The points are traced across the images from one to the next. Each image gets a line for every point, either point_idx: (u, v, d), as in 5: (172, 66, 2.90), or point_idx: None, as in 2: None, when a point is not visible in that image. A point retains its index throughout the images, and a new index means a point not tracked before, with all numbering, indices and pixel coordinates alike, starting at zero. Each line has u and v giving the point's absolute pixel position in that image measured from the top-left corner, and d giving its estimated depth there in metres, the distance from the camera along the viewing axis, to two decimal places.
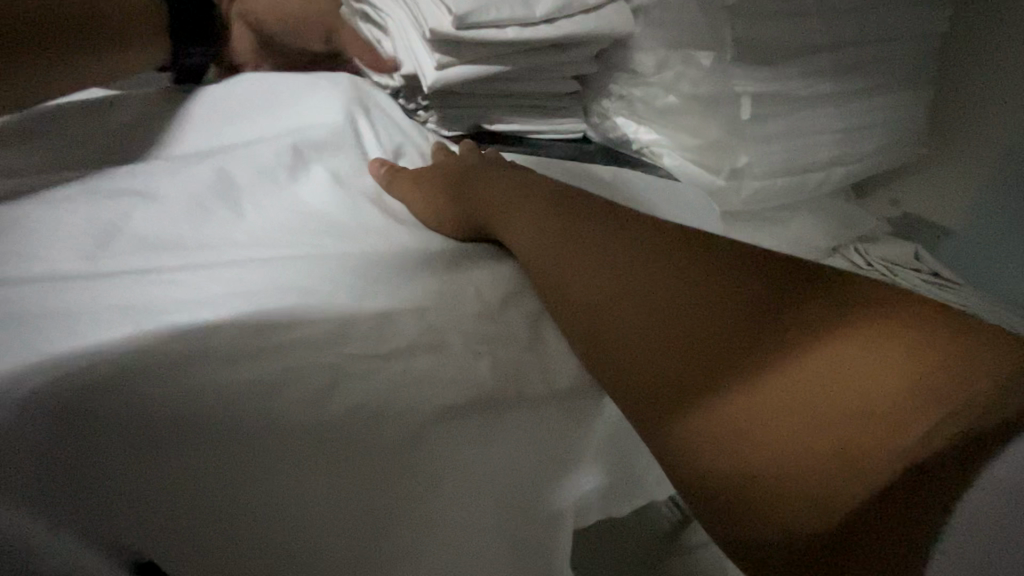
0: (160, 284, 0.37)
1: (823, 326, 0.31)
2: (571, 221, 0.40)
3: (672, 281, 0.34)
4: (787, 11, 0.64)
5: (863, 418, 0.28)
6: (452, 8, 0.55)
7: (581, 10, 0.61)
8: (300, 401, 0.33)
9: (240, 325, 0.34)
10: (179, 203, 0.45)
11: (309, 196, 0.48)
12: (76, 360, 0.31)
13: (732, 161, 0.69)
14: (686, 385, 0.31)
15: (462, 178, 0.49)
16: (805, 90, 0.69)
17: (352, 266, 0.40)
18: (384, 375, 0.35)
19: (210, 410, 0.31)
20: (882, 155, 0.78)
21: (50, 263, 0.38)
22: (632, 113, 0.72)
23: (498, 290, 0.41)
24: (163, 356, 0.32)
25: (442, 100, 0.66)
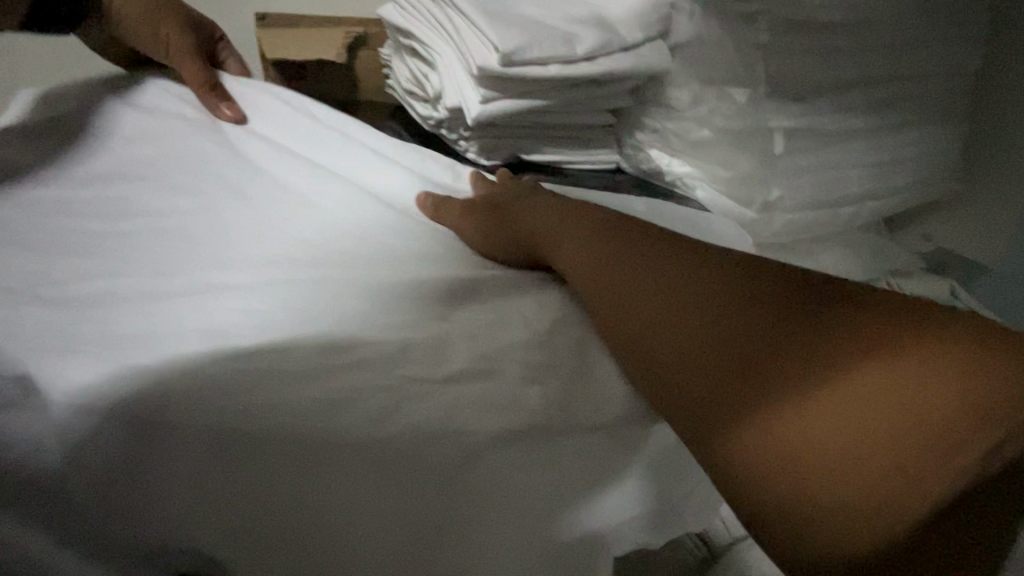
0: (231, 305, 0.40)
1: (866, 339, 0.32)
2: (611, 245, 0.42)
3: (712, 300, 0.36)
4: (822, 49, 0.65)
5: (914, 428, 0.28)
6: (498, 47, 0.58)
7: (619, 48, 0.63)
8: (364, 418, 0.34)
9: (308, 345, 0.36)
10: (246, 228, 0.48)
11: (363, 216, 0.51)
12: (165, 373, 0.34)
13: (765, 195, 0.71)
14: (731, 400, 0.33)
15: (505, 204, 0.51)
16: (836, 126, 0.70)
17: (405, 290, 0.42)
18: (441, 398, 0.36)
19: (279, 424, 0.33)
20: (912, 190, 0.78)
21: (112, 286, 0.41)
22: (667, 146, 0.73)
23: (544, 318, 0.42)
24: (235, 372, 0.34)
25: (483, 130, 0.69)
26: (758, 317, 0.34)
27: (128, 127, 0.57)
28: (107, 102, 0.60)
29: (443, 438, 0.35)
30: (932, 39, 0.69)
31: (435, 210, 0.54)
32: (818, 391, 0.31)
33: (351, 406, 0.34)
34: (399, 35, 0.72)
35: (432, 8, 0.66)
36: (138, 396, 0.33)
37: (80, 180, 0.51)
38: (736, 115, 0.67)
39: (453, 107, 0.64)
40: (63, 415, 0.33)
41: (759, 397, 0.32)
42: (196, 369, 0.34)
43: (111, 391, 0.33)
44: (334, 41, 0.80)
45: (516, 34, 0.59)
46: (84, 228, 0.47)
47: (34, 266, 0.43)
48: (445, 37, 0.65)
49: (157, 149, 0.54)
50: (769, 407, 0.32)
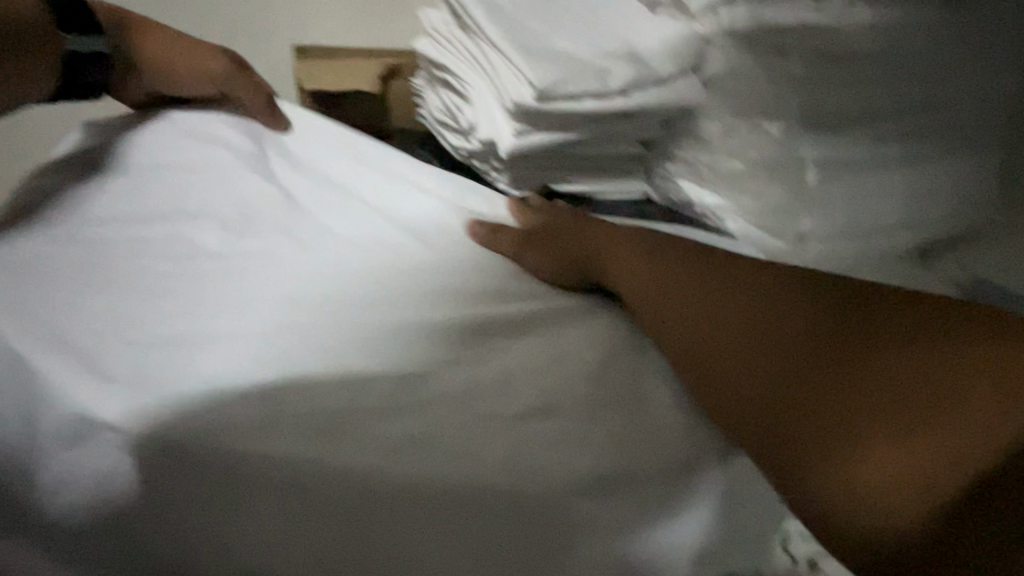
0: (299, 346, 0.43)
1: (895, 343, 0.38)
2: (671, 268, 0.49)
3: (761, 316, 0.43)
4: (857, 82, 0.65)
5: (940, 414, 0.34)
6: (536, 83, 0.58)
7: (653, 82, 0.63)
8: (444, 457, 0.40)
9: (387, 386, 0.42)
10: (293, 267, 0.50)
11: (416, 251, 0.54)
12: (243, 422, 0.39)
13: (796, 226, 0.70)
14: (780, 398, 0.39)
15: (562, 230, 0.57)
16: (867, 155, 0.71)
17: (465, 331, 0.47)
18: (512, 439, 0.41)
19: (368, 464, 0.39)
20: (949, 221, 0.77)
21: (159, 323, 0.45)
22: (697, 177, 0.73)
23: (597, 351, 0.47)
24: (327, 411, 0.40)
25: (515, 162, 0.69)
26: (808, 329, 0.41)
27: (164, 152, 0.60)
28: (135, 140, 0.61)
29: (517, 477, 0.39)
30: (971, 66, 0.69)
31: (494, 233, 0.58)
32: (868, 387, 0.36)
33: (432, 447, 0.40)
34: (433, 68, 0.73)
35: (468, 44, 0.67)
36: (232, 428, 0.39)
37: (120, 207, 0.54)
38: (770, 147, 0.67)
39: (487, 140, 0.65)
40: (154, 438, 0.39)
41: (817, 397, 0.38)
42: (292, 405, 0.40)
43: (210, 423, 0.39)
44: (367, 73, 0.82)
45: (551, 69, 0.59)
46: (129, 268, 0.49)
47: (85, 297, 0.46)
48: (480, 72, 0.66)
49: (194, 176, 0.57)
50: (826, 404, 0.37)
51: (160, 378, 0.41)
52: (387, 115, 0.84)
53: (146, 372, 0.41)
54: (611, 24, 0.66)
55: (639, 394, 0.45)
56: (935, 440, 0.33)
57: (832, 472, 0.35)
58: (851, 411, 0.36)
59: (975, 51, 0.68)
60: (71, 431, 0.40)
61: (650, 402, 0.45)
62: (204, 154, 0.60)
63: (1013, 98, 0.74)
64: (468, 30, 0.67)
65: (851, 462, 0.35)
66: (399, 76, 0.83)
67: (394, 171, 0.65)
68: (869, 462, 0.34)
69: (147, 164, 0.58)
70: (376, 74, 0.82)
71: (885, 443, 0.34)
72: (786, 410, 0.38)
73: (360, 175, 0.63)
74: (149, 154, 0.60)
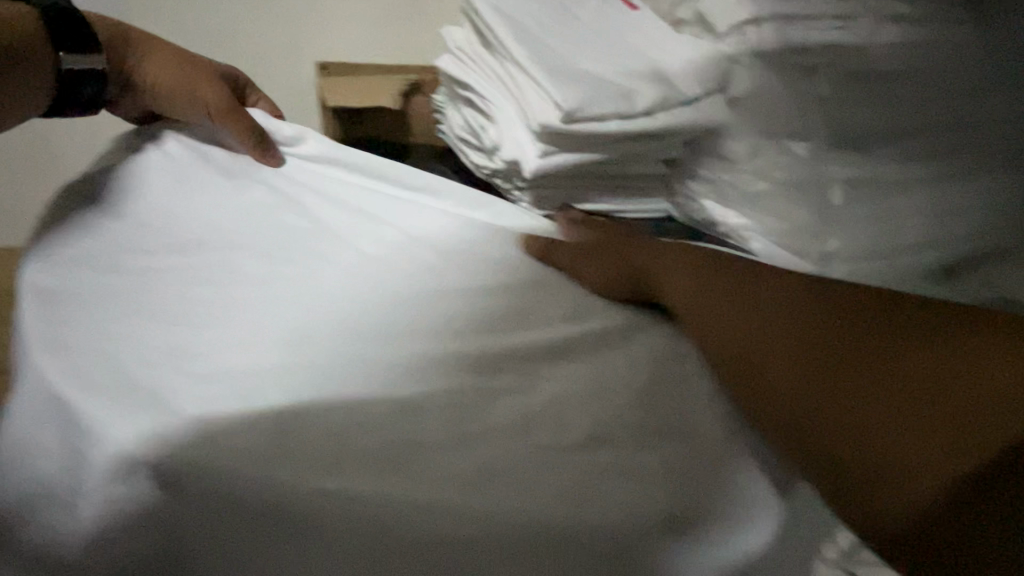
0: (349, 385, 0.43)
1: (916, 345, 0.41)
2: (711, 278, 0.50)
3: (793, 322, 0.45)
4: (880, 99, 0.67)
5: (954, 408, 0.38)
6: (561, 104, 0.57)
7: (677, 104, 0.62)
8: (505, 489, 0.41)
9: (443, 418, 0.43)
10: (332, 300, 0.49)
11: (453, 278, 0.52)
12: (301, 461, 0.40)
13: (822, 246, 0.68)
14: (813, 396, 0.42)
15: (616, 242, 0.56)
16: (896, 176, 0.72)
17: (512, 359, 0.47)
18: (569, 470, 0.42)
19: (432, 500, 0.40)
20: (978, 239, 0.76)
21: (205, 355, 0.46)
22: (721, 196, 0.71)
23: (642, 377, 0.48)
24: (386, 448, 0.41)
25: (538, 182, 0.67)
26: (833, 339, 0.43)
27: (196, 183, 0.60)
28: (167, 173, 0.61)
29: (580, 508, 0.41)
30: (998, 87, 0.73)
31: (542, 251, 0.56)
32: (885, 391, 0.40)
33: (492, 481, 0.41)
34: (457, 86, 0.72)
35: (493, 63, 0.66)
36: (288, 457, 0.40)
37: (155, 239, 0.55)
38: (795, 167, 0.67)
39: (510, 160, 0.63)
40: (204, 467, 0.39)
41: (842, 402, 0.41)
42: (357, 432, 0.41)
43: (268, 453, 0.40)
44: (389, 89, 0.82)
45: (578, 90, 0.58)
46: (173, 306, 0.49)
47: (131, 330, 0.48)
48: (506, 92, 0.65)
49: (225, 206, 0.58)
50: (850, 408, 0.40)
51: (207, 404, 0.42)
52: (405, 135, 0.83)
53: (191, 399, 0.43)
54: (635, 44, 0.66)
55: (684, 422, 0.46)
56: (942, 437, 0.37)
57: (856, 469, 0.38)
58: (871, 413, 0.39)
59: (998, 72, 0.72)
60: (118, 458, 0.40)
61: (696, 429, 0.46)
62: (236, 187, 0.60)
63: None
64: (494, 50, 0.66)
65: (870, 458, 0.38)
66: (420, 90, 0.82)
67: (420, 187, 0.63)
68: (887, 458, 0.38)
69: (180, 199, 0.59)
70: (397, 90, 0.81)
71: (900, 441, 0.38)
72: (815, 415, 0.41)
73: (385, 196, 0.61)
74: (179, 184, 0.60)
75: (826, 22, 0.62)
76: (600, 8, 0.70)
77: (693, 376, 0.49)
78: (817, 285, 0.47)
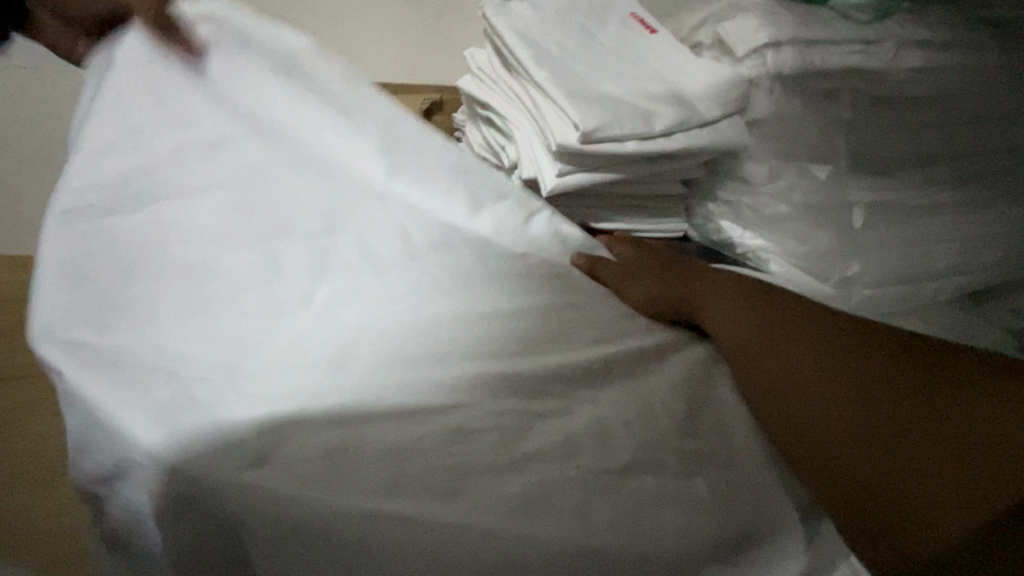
0: (383, 416, 0.38)
1: (941, 376, 0.39)
2: (742, 300, 0.48)
3: (817, 345, 0.43)
4: (902, 125, 0.69)
5: (983, 443, 0.35)
6: (578, 124, 0.57)
7: (696, 126, 0.62)
8: (553, 517, 0.37)
9: (490, 434, 0.39)
10: (356, 310, 0.43)
11: (493, 284, 0.47)
12: (333, 484, 0.36)
13: (843, 270, 0.67)
14: (835, 421, 0.39)
15: (671, 265, 0.55)
16: (922, 201, 0.71)
17: (553, 376, 0.43)
18: (621, 492, 0.39)
19: (479, 524, 0.36)
20: (1007, 266, 0.74)
21: (237, 349, 0.40)
22: (739, 218, 0.71)
23: (680, 398, 0.44)
24: (431, 469, 0.37)
25: (557, 201, 0.67)
26: (853, 354, 0.42)
27: (204, 102, 0.49)
28: (156, 88, 0.48)
29: (624, 539, 0.38)
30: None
31: (593, 263, 0.54)
32: (904, 408, 0.38)
33: (540, 506, 0.37)
34: (478, 105, 0.73)
35: (513, 84, 0.67)
36: (319, 472, 0.36)
37: (160, 175, 0.45)
38: (818, 191, 0.67)
39: (530, 178, 0.63)
40: (233, 482, 0.35)
41: (867, 418, 0.38)
42: (394, 455, 0.37)
43: (300, 468, 0.36)
44: (411, 107, 0.83)
45: (598, 111, 0.58)
46: (173, 298, 0.41)
47: (141, 307, 0.40)
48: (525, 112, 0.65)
49: (245, 137, 0.48)
50: (870, 427, 0.38)
51: (243, 411, 0.37)
52: None
53: (229, 403, 0.38)
54: (656, 67, 0.66)
55: (725, 451, 0.43)
56: (965, 457, 0.35)
57: (877, 491, 0.36)
58: (890, 432, 0.38)
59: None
60: (127, 468, 0.36)
61: (733, 455, 0.43)
62: (246, 132, 0.49)
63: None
64: (515, 72, 0.67)
65: (888, 480, 0.36)
66: (442, 110, 0.85)
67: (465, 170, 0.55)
68: (905, 478, 0.36)
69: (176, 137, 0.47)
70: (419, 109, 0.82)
71: (918, 460, 0.36)
72: (833, 434, 0.39)
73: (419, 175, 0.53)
74: (194, 89, 0.49)
75: (851, 47, 0.63)
76: (621, 31, 0.70)
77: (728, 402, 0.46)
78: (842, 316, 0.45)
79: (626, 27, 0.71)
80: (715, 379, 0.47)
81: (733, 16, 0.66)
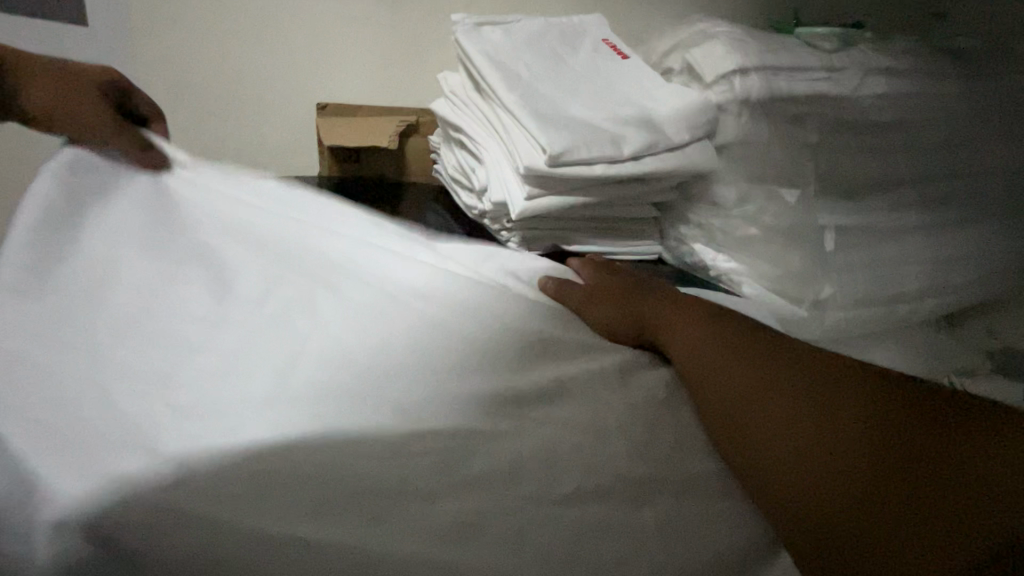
0: (272, 432, 0.34)
1: (890, 399, 0.35)
2: (704, 325, 0.46)
3: (762, 371, 0.39)
4: (869, 148, 0.69)
5: (935, 474, 0.31)
6: (545, 148, 0.57)
7: (665, 149, 0.63)
8: (493, 550, 0.32)
9: (431, 457, 0.34)
10: (282, 332, 0.41)
11: (446, 310, 0.45)
12: (223, 495, 0.31)
13: (815, 292, 0.66)
14: (774, 452, 0.36)
15: (634, 290, 0.53)
16: (892, 223, 0.72)
17: (508, 400, 0.39)
18: (568, 522, 0.34)
19: (405, 557, 0.30)
20: (979, 290, 0.75)
21: (152, 399, 0.36)
22: (711, 241, 0.71)
23: (639, 422, 0.40)
24: (341, 492, 0.32)
25: (527, 223, 0.67)
26: (813, 368, 0.39)
27: (190, 173, 0.54)
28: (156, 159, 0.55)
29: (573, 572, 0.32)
30: (987, 138, 0.75)
31: (559, 285, 0.54)
32: (876, 422, 0.34)
33: (477, 537, 0.32)
34: (451, 129, 0.74)
35: (483, 108, 0.68)
36: (239, 495, 0.31)
37: (122, 222, 0.48)
38: (785, 214, 0.67)
39: (497, 201, 0.63)
40: (164, 520, 0.29)
41: (808, 447, 0.35)
42: (305, 476, 0.32)
43: (203, 488, 0.31)
44: (385, 131, 0.82)
45: (564, 134, 0.58)
46: (116, 312, 0.41)
47: (53, 368, 0.37)
48: (495, 135, 0.66)
49: (218, 197, 0.52)
50: (840, 448, 0.34)
51: (116, 456, 0.32)
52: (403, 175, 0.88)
53: (130, 455, 0.32)
54: (626, 90, 0.67)
55: (697, 472, 0.38)
56: (916, 490, 0.31)
57: (854, 525, 0.32)
58: (863, 451, 0.33)
59: (994, 126, 0.75)
60: None
61: (703, 483, 0.38)
62: (235, 194, 0.54)
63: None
64: (485, 95, 0.68)
65: (867, 509, 0.32)
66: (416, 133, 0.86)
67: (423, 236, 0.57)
68: (883, 505, 0.31)
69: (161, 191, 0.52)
70: (394, 131, 0.82)
71: (893, 480, 0.32)
72: (801, 461, 0.34)
73: (370, 232, 0.54)
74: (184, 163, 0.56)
75: (815, 74, 0.65)
76: (592, 57, 0.71)
77: (694, 424, 0.42)
78: (792, 340, 0.42)
79: (597, 53, 0.71)
80: (683, 399, 0.44)
81: (699, 44, 0.68)
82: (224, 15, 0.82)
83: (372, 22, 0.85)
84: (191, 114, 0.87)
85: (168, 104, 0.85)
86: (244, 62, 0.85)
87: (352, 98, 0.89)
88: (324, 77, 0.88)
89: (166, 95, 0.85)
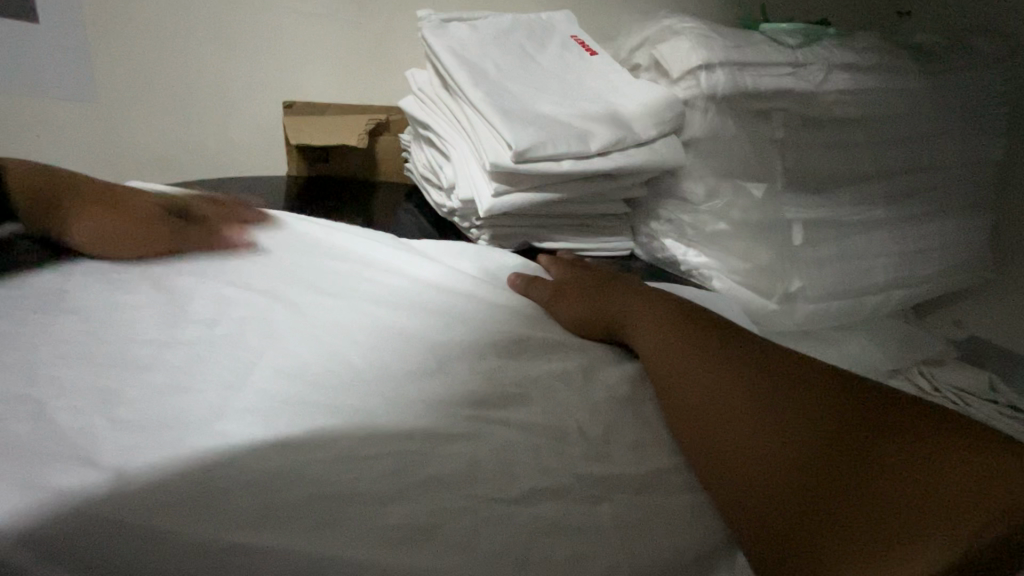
0: (220, 439, 0.33)
1: (834, 396, 0.36)
2: (665, 320, 0.46)
3: (715, 369, 0.40)
4: (836, 143, 0.70)
5: (875, 462, 0.32)
6: (512, 144, 0.56)
7: (632, 144, 0.63)
8: (447, 553, 0.31)
9: (386, 461, 0.34)
10: (234, 345, 0.40)
11: (405, 318, 0.45)
12: (165, 500, 0.30)
13: (785, 286, 0.68)
14: (727, 448, 0.36)
15: (602, 286, 0.53)
16: (860, 216, 0.72)
17: (468, 403, 0.39)
18: (523, 520, 0.33)
19: (355, 562, 0.30)
20: (938, 282, 0.78)
21: (93, 414, 0.34)
22: (683, 236, 0.72)
23: (599, 421, 0.40)
24: (291, 496, 0.31)
25: (496, 219, 0.66)
26: (771, 369, 0.39)
27: None
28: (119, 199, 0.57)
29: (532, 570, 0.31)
30: (953, 132, 0.76)
31: (527, 282, 0.55)
32: (848, 426, 0.34)
33: (431, 537, 0.31)
34: (420, 127, 0.73)
35: (450, 104, 0.67)
36: (182, 505, 0.30)
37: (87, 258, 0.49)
38: (753, 208, 0.67)
39: (465, 199, 0.63)
40: (105, 533, 0.28)
41: (757, 443, 0.35)
42: (252, 483, 0.31)
43: (141, 496, 0.30)
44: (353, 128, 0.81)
45: (530, 130, 0.58)
46: (59, 328, 0.40)
47: None
48: (462, 133, 0.65)
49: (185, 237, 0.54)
50: (817, 462, 0.33)
51: (41, 469, 0.30)
52: (373, 173, 0.88)
53: (65, 469, 0.30)
54: (593, 87, 0.67)
55: (657, 468, 0.38)
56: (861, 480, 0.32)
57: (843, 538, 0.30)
58: (862, 467, 0.32)
59: (953, 122, 0.75)
60: None
61: (665, 478, 0.38)
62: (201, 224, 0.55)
63: (993, 161, 0.80)
64: (452, 92, 0.67)
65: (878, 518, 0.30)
66: (386, 132, 0.85)
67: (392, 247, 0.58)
68: (829, 494, 0.32)
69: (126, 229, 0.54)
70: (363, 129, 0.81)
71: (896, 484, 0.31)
72: (787, 474, 0.33)
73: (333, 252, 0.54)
74: None
75: (780, 70, 0.65)
76: (560, 53, 0.71)
77: (655, 420, 0.42)
78: (746, 338, 0.43)
79: (565, 49, 0.71)
80: (645, 395, 0.44)
81: (666, 41, 0.68)
82: (186, 12, 0.80)
83: (340, 20, 0.84)
84: (151, 114, 0.84)
85: (128, 102, 0.83)
86: (208, 59, 0.83)
87: (320, 96, 0.88)
88: (293, 76, 0.86)
89: (126, 93, 0.82)
